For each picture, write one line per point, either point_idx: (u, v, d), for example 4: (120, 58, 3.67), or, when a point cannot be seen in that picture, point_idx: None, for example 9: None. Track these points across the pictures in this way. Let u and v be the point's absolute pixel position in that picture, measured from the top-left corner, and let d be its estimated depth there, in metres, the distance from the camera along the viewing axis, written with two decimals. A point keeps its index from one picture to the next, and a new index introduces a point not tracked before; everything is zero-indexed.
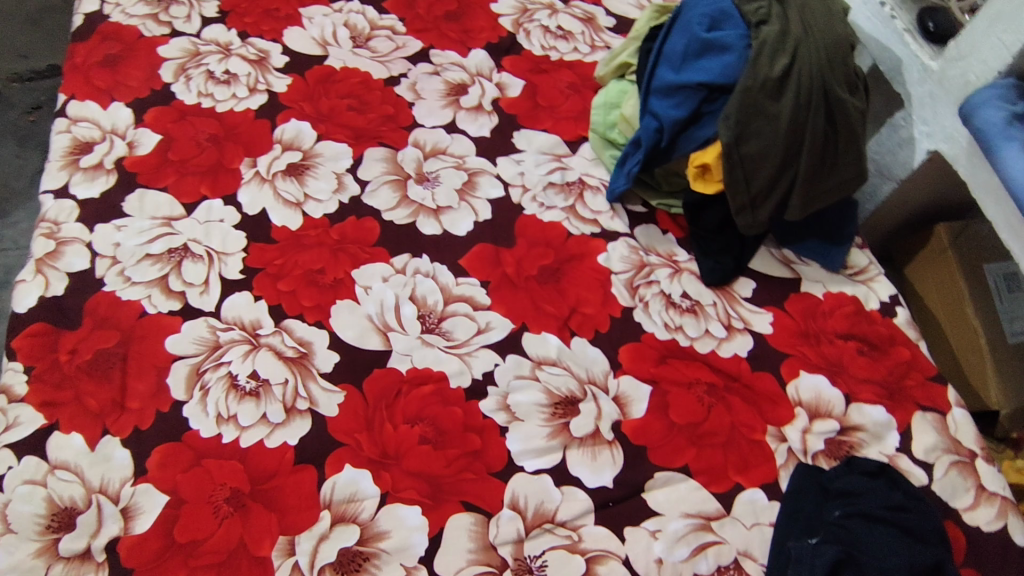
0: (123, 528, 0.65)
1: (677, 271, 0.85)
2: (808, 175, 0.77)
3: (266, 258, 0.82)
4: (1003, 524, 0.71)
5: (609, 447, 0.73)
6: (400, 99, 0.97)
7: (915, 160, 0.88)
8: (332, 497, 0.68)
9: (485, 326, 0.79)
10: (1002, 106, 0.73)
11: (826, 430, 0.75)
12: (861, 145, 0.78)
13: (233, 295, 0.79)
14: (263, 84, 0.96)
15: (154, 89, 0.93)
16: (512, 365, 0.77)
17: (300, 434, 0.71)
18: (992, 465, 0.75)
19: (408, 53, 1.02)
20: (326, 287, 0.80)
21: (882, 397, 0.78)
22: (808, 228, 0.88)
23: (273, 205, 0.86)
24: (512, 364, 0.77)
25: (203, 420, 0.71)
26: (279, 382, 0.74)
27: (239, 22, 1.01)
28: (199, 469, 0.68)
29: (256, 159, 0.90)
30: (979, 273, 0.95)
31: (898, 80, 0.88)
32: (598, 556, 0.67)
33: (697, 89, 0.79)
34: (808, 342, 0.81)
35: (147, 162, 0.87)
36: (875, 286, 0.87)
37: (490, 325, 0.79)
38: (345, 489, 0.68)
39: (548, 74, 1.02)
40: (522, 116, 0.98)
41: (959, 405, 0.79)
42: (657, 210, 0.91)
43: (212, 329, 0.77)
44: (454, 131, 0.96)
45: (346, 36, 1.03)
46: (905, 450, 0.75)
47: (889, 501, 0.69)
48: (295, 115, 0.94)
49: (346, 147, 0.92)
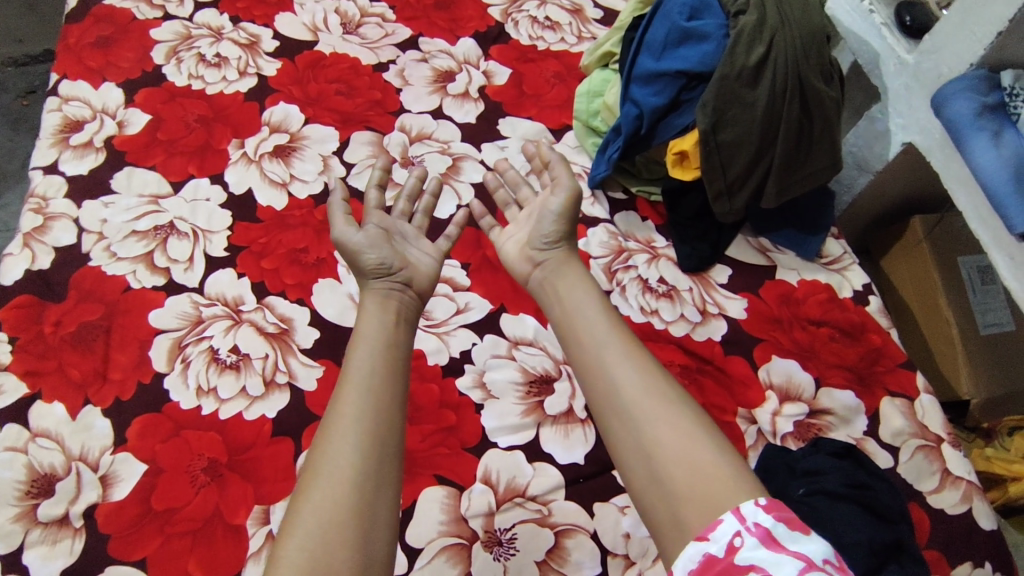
0: (101, 495, 0.66)
1: (654, 257, 0.86)
2: (784, 163, 0.79)
3: (251, 236, 0.84)
4: (968, 508, 0.72)
5: (581, 426, 0.74)
6: (388, 84, 0.99)
7: (890, 153, 0.89)
8: (366, 190, 0.78)
9: (490, 188, 0.83)
10: (973, 97, 0.74)
11: (795, 413, 0.76)
12: (835, 135, 0.80)
13: (216, 271, 0.81)
14: (253, 68, 0.97)
15: (145, 70, 0.95)
16: (511, 175, 0.81)
17: (278, 407, 0.73)
18: (958, 450, 0.76)
19: (397, 41, 1.04)
20: (309, 266, 0.82)
21: (851, 382, 0.78)
22: (784, 217, 0.89)
23: (258, 184, 0.88)
24: (503, 196, 0.82)
25: (184, 392, 0.72)
26: (259, 356, 0.75)
27: (231, 7, 1.03)
28: (178, 439, 0.70)
29: (244, 140, 0.91)
30: (954, 266, 0.96)
31: (875, 73, 0.89)
32: (567, 530, 0.68)
33: (675, 76, 0.79)
34: (780, 328, 0.82)
35: (136, 142, 0.88)
36: (849, 275, 0.88)
37: (506, 167, 0.82)
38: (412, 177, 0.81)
39: (534, 64, 1.04)
40: (507, 103, 1.00)
41: (927, 391, 0.79)
42: (637, 197, 0.91)
43: (195, 304, 0.78)
44: (440, 117, 0.98)
45: (336, 22, 1.05)
46: (873, 434, 0.75)
47: (853, 479, 0.64)
48: (284, 98, 0.96)
49: (333, 130, 0.94)
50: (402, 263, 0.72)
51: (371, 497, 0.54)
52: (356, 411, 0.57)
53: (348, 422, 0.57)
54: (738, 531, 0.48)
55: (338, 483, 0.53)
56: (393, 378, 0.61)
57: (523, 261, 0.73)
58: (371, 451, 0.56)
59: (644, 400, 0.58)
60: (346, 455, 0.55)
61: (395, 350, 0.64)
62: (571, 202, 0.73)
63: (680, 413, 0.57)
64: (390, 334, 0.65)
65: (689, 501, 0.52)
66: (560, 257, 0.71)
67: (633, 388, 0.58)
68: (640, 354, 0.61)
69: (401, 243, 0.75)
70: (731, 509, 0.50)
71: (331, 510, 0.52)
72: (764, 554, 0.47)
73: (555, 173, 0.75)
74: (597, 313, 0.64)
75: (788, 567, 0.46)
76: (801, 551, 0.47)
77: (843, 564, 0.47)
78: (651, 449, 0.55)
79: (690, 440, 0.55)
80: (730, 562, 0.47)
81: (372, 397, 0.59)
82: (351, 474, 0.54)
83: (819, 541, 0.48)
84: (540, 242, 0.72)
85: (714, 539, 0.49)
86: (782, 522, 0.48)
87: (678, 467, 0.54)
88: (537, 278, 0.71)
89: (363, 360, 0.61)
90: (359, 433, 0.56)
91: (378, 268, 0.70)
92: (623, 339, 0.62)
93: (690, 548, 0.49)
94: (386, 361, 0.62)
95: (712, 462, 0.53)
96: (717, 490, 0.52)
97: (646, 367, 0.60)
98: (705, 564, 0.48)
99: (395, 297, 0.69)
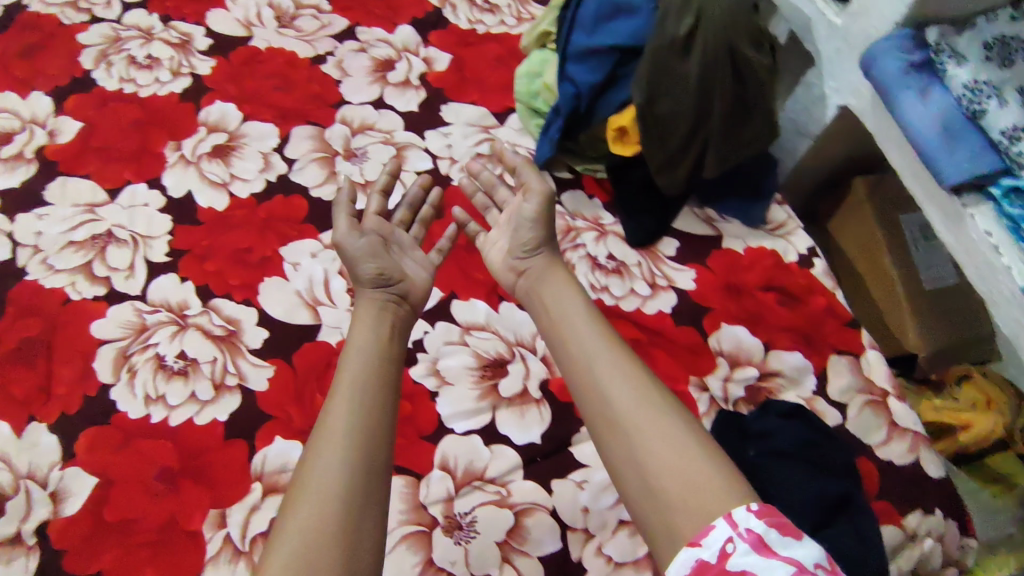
0: (52, 511, 0.65)
1: (602, 234, 0.86)
2: (722, 132, 0.78)
3: (193, 239, 0.82)
4: (915, 457, 0.74)
5: (536, 405, 0.74)
6: (327, 77, 0.98)
7: (826, 117, 0.91)
8: (369, 194, 0.77)
9: (467, 192, 0.83)
10: (900, 55, 0.74)
11: (746, 377, 0.77)
12: (771, 102, 0.79)
13: (159, 277, 0.79)
14: (186, 67, 0.95)
15: (75, 76, 0.92)
16: (485, 177, 0.80)
17: (229, 410, 0.72)
18: (904, 402, 0.77)
19: (334, 32, 1.02)
20: (253, 266, 0.81)
21: (799, 344, 0.80)
22: (728, 187, 0.89)
23: (198, 186, 0.86)
24: (481, 200, 0.82)
25: (131, 401, 0.71)
26: (208, 360, 0.74)
27: (162, 7, 1.01)
28: (129, 449, 0.69)
29: (180, 142, 0.89)
30: (896, 225, 0.98)
31: (808, 38, 0.90)
32: (526, 509, 0.68)
33: (610, 52, 0.80)
34: (729, 296, 0.83)
35: (69, 150, 0.86)
36: (793, 240, 0.89)
37: (478, 169, 0.81)
38: (389, 174, 0.79)
39: (474, 48, 1.04)
40: (448, 89, 0.99)
41: (873, 347, 0.81)
42: (582, 175, 0.92)
43: (138, 312, 0.77)
44: (381, 106, 0.97)
45: (271, 17, 1.03)
46: (821, 393, 0.77)
47: (801, 437, 0.67)
48: (220, 97, 0.94)
49: (272, 127, 0.92)
50: (400, 275, 0.72)
51: (356, 516, 0.52)
52: (346, 429, 0.57)
53: (336, 442, 0.56)
54: (730, 536, 0.46)
55: (326, 501, 0.52)
56: (383, 398, 0.60)
57: (507, 271, 0.74)
58: (360, 472, 0.55)
59: (634, 407, 0.57)
60: (335, 472, 0.54)
61: (385, 367, 0.63)
62: (547, 207, 0.72)
63: (670, 419, 0.56)
64: (382, 348, 0.64)
65: (680, 507, 0.50)
66: (544, 263, 0.71)
67: (622, 396, 0.58)
68: (630, 361, 0.60)
69: (398, 253, 0.75)
70: (721, 514, 0.48)
71: (313, 529, 0.50)
72: (756, 559, 0.45)
73: (525, 179, 0.74)
74: (585, 324, 0.64)
75: (779, 571, 0.44)
76: (793, 555, 0.45)
77: (835, 567, 0.46)
78: (640, 456, 0.54)
79: (681, 446, 0.54)
80: (721, 568, 0.45)
81: (364, 414, 0.58)
82: (340, 492, 0.53)
83: (811, 545, 0.46)
84: (522, 250, 0.72)
85: (705, 545, 0.47)
86: (774, 527, 0.46)
87: (668, 474, 0.52)
88: (523, 286, 0.72)
89: (352, 378, 0.60)
90: (349, 450, 0.56)
91: (376, 279, 0.70)
92: (612, 348, 0.61)
93: (682, 553, 0.48)
94: (377, 379, 0.61)
95: (702, 469, 0.52)
96: (710, 493, 0.50)
97: (637, 375, 0.59)
98: (696, 570, 0.46)
99: (391, 309, 0.69)
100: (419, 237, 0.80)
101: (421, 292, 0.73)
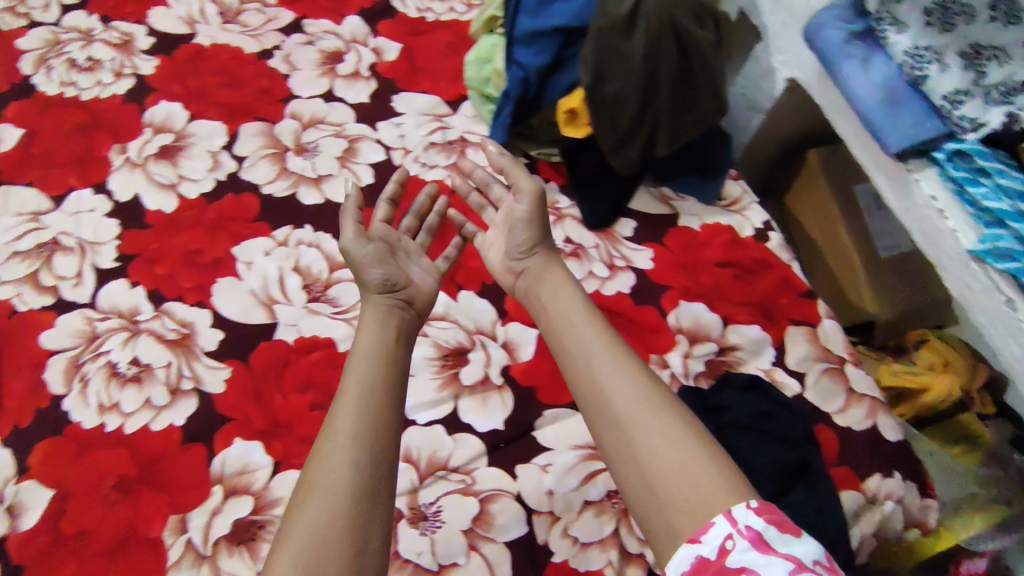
0: (8, 527, 0.64)
1: (559, 218, 0.86)
2: (670, 110, 0.79)
3: (142, 243, 0.81)
4: (873, 422, 0.75)
5: (498, 392, 0.74)
6: (275, 71, 0.96)
7: (776, 91, 0.93)
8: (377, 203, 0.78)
9: (462, 193, 0.83)
10: (839, 25, 0.76)
11: (705, 352, 0.78)
12: (718, 78, 0.79)
13: (109, 283, 0.78)
14: (129, 68, 0.93)
15: (13, 82, 0.90)
16: (478, 177, 0.81)
17: (186, 414, 0.71)
18: (860, 369, 0.78)
19: (280, 26, 1.01)
20: (205, 267, 0.80)
21: (757, 317, 0.80)
22: (683, 165, 0.89)
23: (145, 189, 0.84)
24: (476, 200, 0.82)
25: (85, 411, 0.70)
26: (162, 365, 0.73)
27: (102, 7, 0.99)
28: (85, 460, 0.67)
29: (125, 144, 0.87)
30: (851, 195, 1.00)
31: (753, 13, 0.91)
32: (491, 496, 0.68)
33: (555, 34, 0.80)
34: (687, 273, 0.83)
35: (10, 158, 0.84)
36: (749, 214, 0.89)
37: (471, 169, 0.82)
38: (397, 181, 0.79)
39: (424, 36, 1.03)
40: (399, 79, 0.98)
41: (829, 316, 0.82)
42: (538, 159, 0.91)
43: (88, 320, 0.75)
44: (331, 99, 0.95)
45: (214, 12, 1.01)
46: (780, 363, 0.78)
47: (756, 409, 0.69)
48: (164, 96, 0.92)
49: (220, 124, 0.91)
50: (406, 280, 0.72)
51: (362, 519, 0.51)
52: (352, 432, 0.55)
53: (341, 444, 0.55)
54: (729, 533, 0.46)
55: (331, 506, 0.51)
56: (387, 400, 0.59)
57: (506, 272, 0.74)
58: (366, 474, 0.53)
59: (637, 406, 0.56)
60: (342, 473, 0.53)
61: (390, 368, 0.62)
62: (540, 205, 0.73)
63: (673, 417, 0.55)
64: (388, 350, 0.63)
65: (682, 505, 0.50)
66: (541, 263, 0.71)
67: (625, 396, 0.57)
68: (633, 361, 0.60)
69: (404, 260, 0.74)
70: (722, 510, 0.48)
71: (316, 533, 0.49)
72: (755, 556, 0.45)
73: (512, 179, 0.74)
74: (588, 324, 0.64)
75: (779, 568, 0.44)
76: (792, 552, 0.45)
77: (835, 565, 0.45)
78: (642, 454, 0.54)
79: (683, 445, 0.53)
80: (721, 565, 0.45)
81: (370, 417, 0.57)
82: (344, 497, 0.51)
83: (811, 543, 0.46)
84: (517, 252, 0.73)
85: (705, 541, 0.47)
86: (773, 525, 0.46)
87: (670, 472, 0.51)
88: (522, 287, 0.72)
89: (357, 381, 0.59)
90: (356, 454, 0.54)
91: (382, 284, 0.69)
92: (614, 350, 0.61)
93: (682, 550, 0.47)
94: (383, 380, 0.60)
95: (703, 465, 0.51)
96: (712, 490, 0.49)
97: (639, 375, 0.59)
98: (695, 567, 0.46)
99: (397, 314, 0.68)
100: (425, 245, 0.81)
101: (427, 298, 0.73)
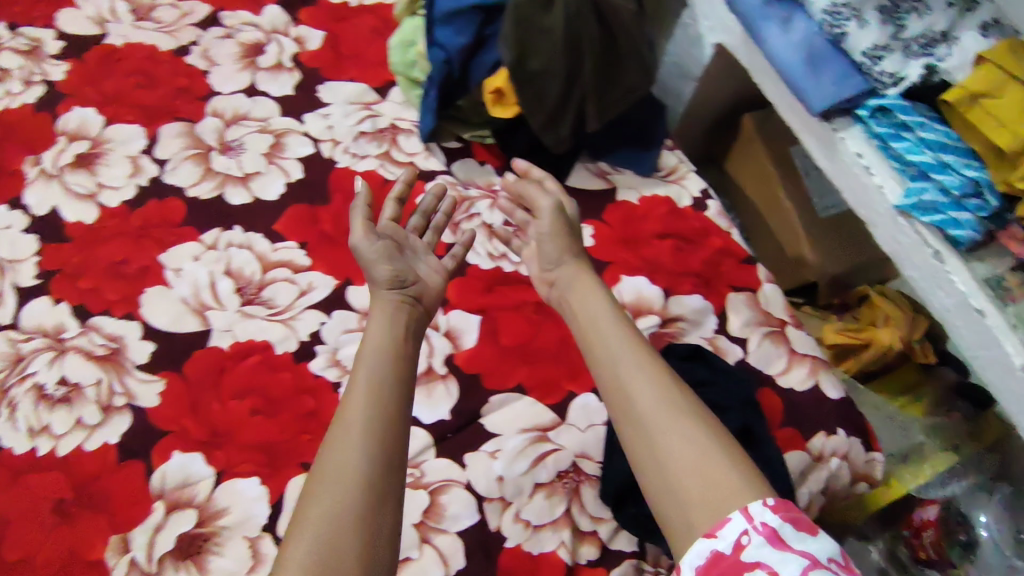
0: None
1: (496, 201, 0.86)
2: (596, 83, 0.78)
3: (63, 257, 0.78)
4: (815, 382, 0.76)
5: (443, 382, 0.73)
6: (193, 68, 0.93)
7: (705, 56, 0.93)
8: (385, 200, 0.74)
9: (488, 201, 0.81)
10: None
11: (648, 325, 0.77)
12: (642, 47, 0.79)
13: (31, 301, 0.75)
14: (39, 75, 0.89)
15: None
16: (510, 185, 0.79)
17: (120, 431, 0.68)
18: (801, 330, 0.79)
19: (196, 20, 0.97)
20: (132, 277, 0.77)
21: (699, 287, 0.80)
22: (617, 139, 0.89)
23: (63, 201, 0.81)
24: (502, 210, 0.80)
25: (14, 436, 0.67)
26: (92, 383, 0.71)
27: (7, 13, 0.94)
28: (18, 487, 0.65)
29: (39, 155, 0.84)
30: (786, 157, 1.01)
31: None
32: (441, 487, 0.67)
33: (473, 13, 0.79)
34: (628, 248, 0.83)
35: None
36: (686, 183, 0.89)
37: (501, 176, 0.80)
38: (403, 182, 0.76)
39: (348, 22, 1.00)
40: (325, 68, 0.95)
41: (768, 281, 0.82)
42: (471, 142, 0.90)
43: (11, 342, 0.72)
44: (255, 94, 0.92)
45: (125, 10, 0.96)
46: (723, 331, 0.78)
47: (693, 378, 0.70)
48: (78, 102, 0.88)
49: (138, 127, 0.87)
50: (414, 278, 0.69)
51: (374, 517, 0.49)
52: (365, 425, 0.53)
53: (354, 439, 0.52)
54: (746, 529, 0.46)
55: (345, 502, 0.48)
56: (399, 396, 0.57)
57: (540, 283, 0.74)
58: (379, 471, 0.51)
59: (659, 400, 0.55)
60: (357, 468, 0.50)
61: (401, 363, 0.59)
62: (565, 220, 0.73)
63: (694, 412, 0.54)
64: (398, 347, 0.60)
65: (698, 499, 0.49)
66: (572, 270, 0.70)
67: (648, 388, 0.56)
68: (654, 358, 0.59)
69: (412, 257, 0.71)
70: (737, 508, 0.47)
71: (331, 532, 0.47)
72: (770, 552, 0.45)
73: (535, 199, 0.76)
74: (611, 321, 0.62)
75: (794, 565, 0.44)
76: (807, 549, 0.45)
77: (849, 564, 0.45)
78: (659, 445, 0.53)
79: (703, 439, 0.52)
80: (736, 560, 0.45)
81: (383, 411, 0.54)
82: (360, 494, 0.49)
83: (826, 540, 0.46)
84: (549, 263, 0.72)
85: (722, 535, 0.46)
86: (789, 522, 0.46)
87: (689, 465, 0.51)
88: (555, 297, 0.71)
89: (368, 377, 0.56)
90: (374, 448, 0.52)
91: (393, 281, 0.66)
92: (635, 346, 0.60)
93: (698, 543, 0.47)
94: (394, 376, 0.57)
95: (722, 462, 0.50)
96: (732, 485, 0.49)
97: (661, 371, 0.58)
98: (712, 560, 0.46)
99: (406, 310, 0.65)
100: (433, 244, 0.77)
101: (436, 295, 0.70)
